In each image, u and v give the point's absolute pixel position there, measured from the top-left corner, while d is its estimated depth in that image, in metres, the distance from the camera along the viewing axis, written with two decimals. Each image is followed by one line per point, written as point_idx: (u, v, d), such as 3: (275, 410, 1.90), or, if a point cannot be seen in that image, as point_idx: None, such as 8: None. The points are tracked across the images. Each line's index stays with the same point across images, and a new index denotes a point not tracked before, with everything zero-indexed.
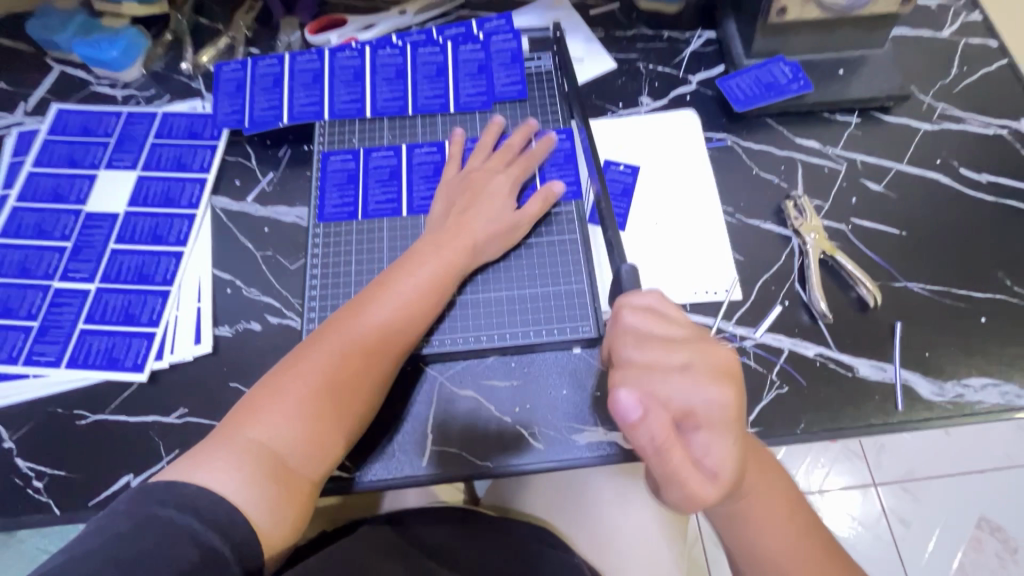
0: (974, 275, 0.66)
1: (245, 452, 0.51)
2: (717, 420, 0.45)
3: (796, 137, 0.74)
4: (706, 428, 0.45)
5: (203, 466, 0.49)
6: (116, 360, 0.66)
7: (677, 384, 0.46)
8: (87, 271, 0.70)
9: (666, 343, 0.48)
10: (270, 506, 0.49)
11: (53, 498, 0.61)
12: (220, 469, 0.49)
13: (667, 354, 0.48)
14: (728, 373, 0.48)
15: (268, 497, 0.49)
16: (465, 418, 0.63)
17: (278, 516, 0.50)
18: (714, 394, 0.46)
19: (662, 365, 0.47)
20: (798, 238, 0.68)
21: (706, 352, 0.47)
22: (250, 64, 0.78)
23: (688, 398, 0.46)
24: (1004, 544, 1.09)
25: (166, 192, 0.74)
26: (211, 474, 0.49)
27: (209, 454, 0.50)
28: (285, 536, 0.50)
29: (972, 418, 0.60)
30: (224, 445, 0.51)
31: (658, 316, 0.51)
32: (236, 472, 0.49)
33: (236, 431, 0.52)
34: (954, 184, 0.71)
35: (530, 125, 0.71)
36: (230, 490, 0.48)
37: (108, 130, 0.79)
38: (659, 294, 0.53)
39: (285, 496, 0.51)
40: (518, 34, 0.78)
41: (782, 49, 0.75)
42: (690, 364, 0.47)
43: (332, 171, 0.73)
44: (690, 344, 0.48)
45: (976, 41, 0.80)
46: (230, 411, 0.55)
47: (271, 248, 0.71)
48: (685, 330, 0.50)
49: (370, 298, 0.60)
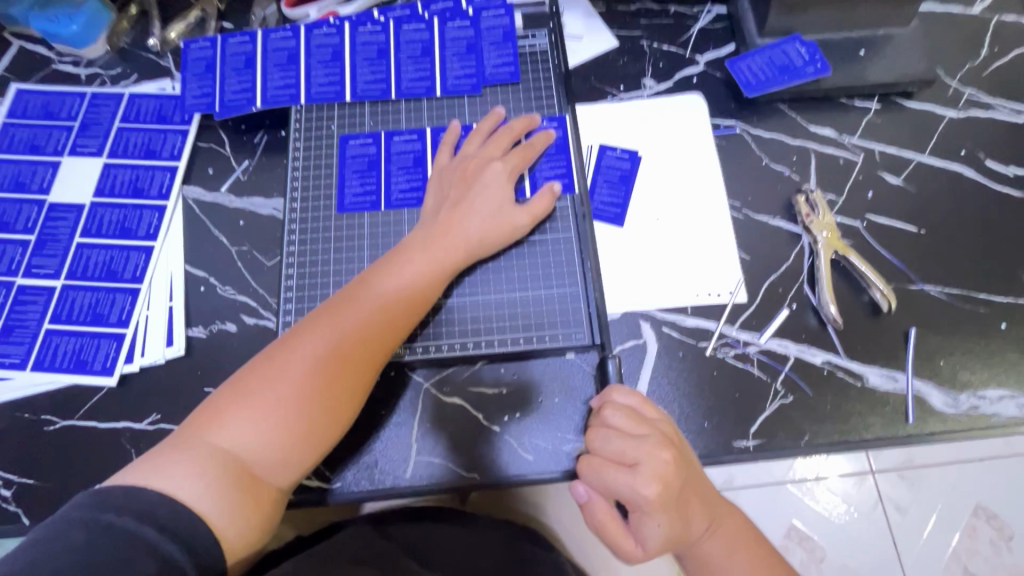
0: (996, 278, 0.62)
1: (209, 457, 0.47)
2: (650, 519, 0.49)
3: (810, 125, 0.69)
4: (642, 522, 0.50)
5: (166, 472, 0.46)
6: (84, 363, 0.62)
7: (619, 484, 0.49)
8: (52, 267, 0.66)
9: (623, 443, 0.50)
10: (234, 515, 0.47)
11: (22, 507, 0.58)
12: (182, 475, 0.46)
13: (621, 454, 0.50)
14: (673, 477, 0.49)
15: (230, 506, 0.46)
16: (450, 427, 0.60)
17: (243, 524, 0.47)
18: (653, 501, 0.48)
19: (614, 466, 0.50)
20: (809, 236, 0.64)
21: (657, 470, 0.49)
22: (221, 42, 0.72)
23: (627, 498, 0.49)
24: (999, 531, 0.96)
25: (134, 181, 0.70)
26: (173, 479, 0.46)
27: (172, 458, 0.47)
28: (247, 544, 0.48)
29: (987, 432, 0.57)
30: (188, 448, 0.48)
31: (629, 408, 0.52)
32: (199, 479, 0.46)
33: (201, 434, 0.49)
34: (978, 178, 0.66)
35: (529, 116, 0.66)
36: (194, 497, 0.45)
37: (72, 113, 0.73)
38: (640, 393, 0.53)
39: (251, 505, 0.48)
40: (511, 9, 0.72)
41: (797, 26, 0.69)
42: (640, 474, 0.49)
43: (351, 157, 0.68)
44: (645, 457, 0.49)
45: (1009, 18, 0.73)
46: (198, 409, 0.51)
47: (246, 243, 0.67)
48: (652, 436, 0.50)
49: (355, 296, 0.56)
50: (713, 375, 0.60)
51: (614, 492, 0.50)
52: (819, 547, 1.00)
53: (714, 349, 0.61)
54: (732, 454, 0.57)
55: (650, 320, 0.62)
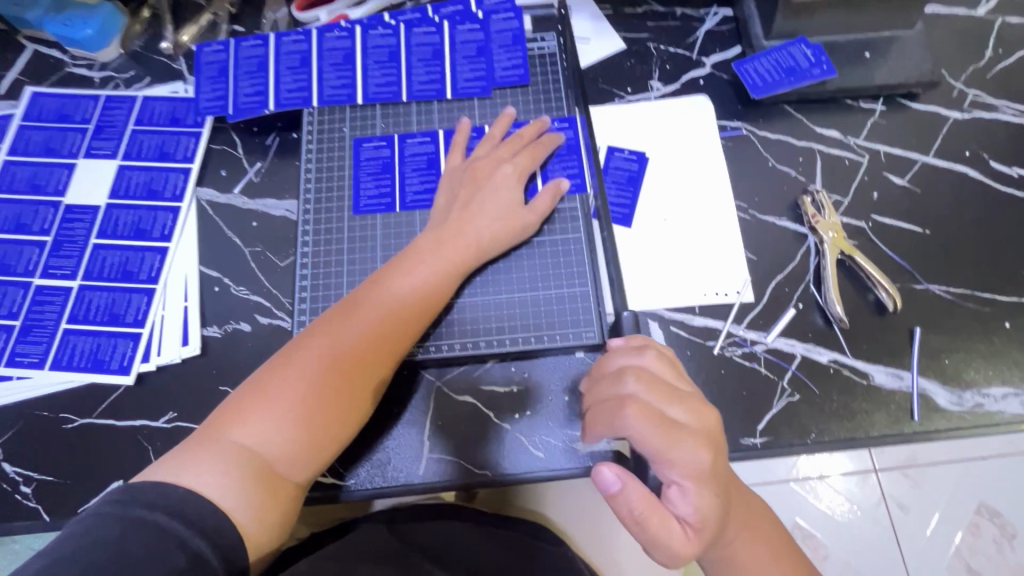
0: (1000, 277, 0.63)
1: (231, 454, 0.48)
2: (701, 482, 0.46)
3: (816, 126, 0.70)
4: (689, 490, 0.46)
5: (189, 470, 0.47)
6: (102, 362, 0.63)
7: (671, 441, 0.47)
8: (69, 267, 0.67)
9: (666, 396, 0.49)
10: (257, 512, 0.48)
11: (42, 504, 0.59)
12: (206, 472, 0.47)
13: (666, 408, 0.48)
14: (715, 435, 0.49)
15: (253, 502, 0.48)
16: (462, 424, 0.61)
17: (265, 521, 0.48)
18: (701, 458, 0.47)
19: (663, 419, 0.47)
20: (815, 236, 0.64)
21: (701, 423, 0.48)
22: (233, 45, 0.73)
23: (677, 459, 0.47)
24: (1002, 530, 0.96)
25: (149, 183, 0.71)
26: (198, 477, 0.47)
27: (195, 456, 0.48)
28: (269, 540, 0.49)
29: (992, 429, 0.58)
30: (210, 446, 0.49)
31: (667, 364, 0.52)
32: (222, 476, 0.47)
33: (223, 432, 0.50)
34: (982, 178, 0.67)
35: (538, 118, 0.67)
36: (218, 495, 0.46)
37: (86, 115, 0.74)
38: (670, 351, 0.54)
39: (273, 501, 0.49)
40: (520, 12, 0.72)
41: (803, 29, 0.70)
42: (687, 430, 0.47)
43: (365, 159, 0.69)
44: (690, 412, 0.48)
45: (1013, 20, 0.74)
46: (219, 408, 0.52)
47: (260, 244, 0.68)
48: (691, 394, 0.50)
49: (370, 296, 0.57)
50: (721, 373, 0.61)
51: (664, 451, 0.46)
52: (822, 546, 1.01)
53: (721, 348, 0.62)
54: (740, 451, 0.58)
55: (658, 319, 0.63)
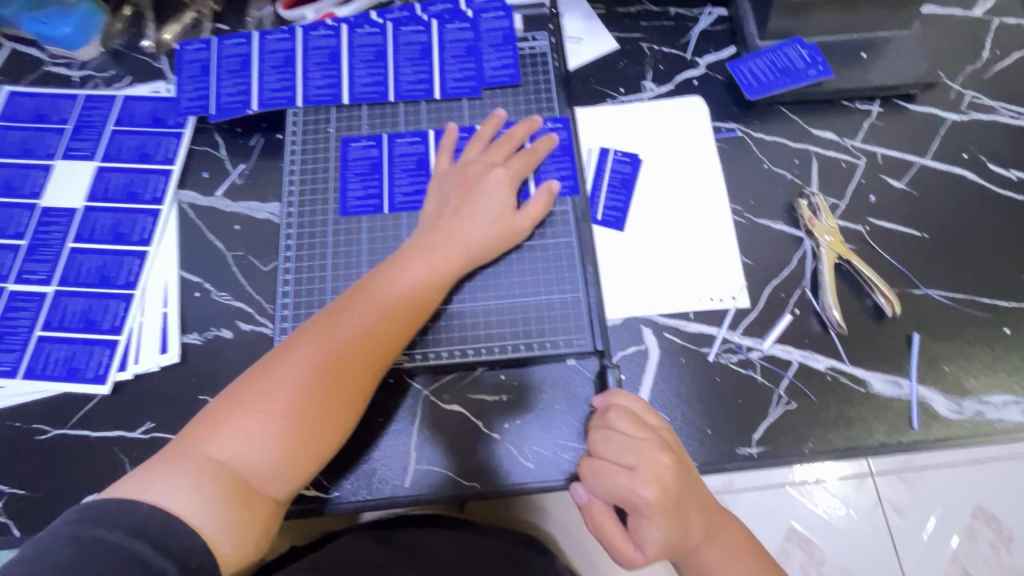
0: (999, 282, 0.62)
1: (204, 469, 0.46)
2: (654, 521, 0.50)
3: (812, 128, 0.69)
4: (638, 526, 0.51)
5: (160, 484, 0.45)
6: (77, 371, 0.61)
7: (619, 486, 0.51)
8: (44, 272, 0.65)
9: (621, 445, 0.52)
10: (229, 529, 0.46)
11: (12, 518, 0.57)
12: (177, 488, 0.45)
13: (617, 456, 0.52)
14: (670, 480, 0.51)
15: (226, 519, 0.46)
16: (449, 435, 0.59)
17: (239, 538, 0.46)
18: (652, 500, 0.50)
19: (613, 467, 0.51)
20: (811, 240, 0.63)
21: (656, 472, 0.50)
22: (216, 44, 0.71)
23: (629, 500, 0.51)
24: (999, 534, 0.94)
25: (128, 185, 0.69)
26: (168, 491, 0.45)
27: (167, 469, 0.46)
28: (243, 558, 0.46)
29: (992, 438, 0.57)
30: (183, 460, 0.47)
31: (632, 413, 0.53)
32: (194, 490, 0.45)
33: (197, 445, 0.48)
34: (980, 181, 0.66)
35: (531, 119, 0.65)
36: (189, 511, 0.44)
37: (64, 115, 0.72)
38: (642, 400, 0.55)
39: (247, 517, 0.47)
40: (510, 11, 0.71)
41: (798, 29, 0.69)
42: (639, 477, 0.50)
43: (353, 159, 0.67)
44: (644, 460, 0.51)
45: (1010, 20, 0.73)
46: (194, 419, 0.50)
47: (242, 248, 0.66)
48: (651, 441, 0.52)
49: (353, 304, 0.55)
50: (715, 381, 0.59)
51: (613, 494, 0.51)
52: (818, 549, 0.99)
53: (716, 355, 0.60)
54: (735, 462, 0.57)
55: (651, 325, 0.61)
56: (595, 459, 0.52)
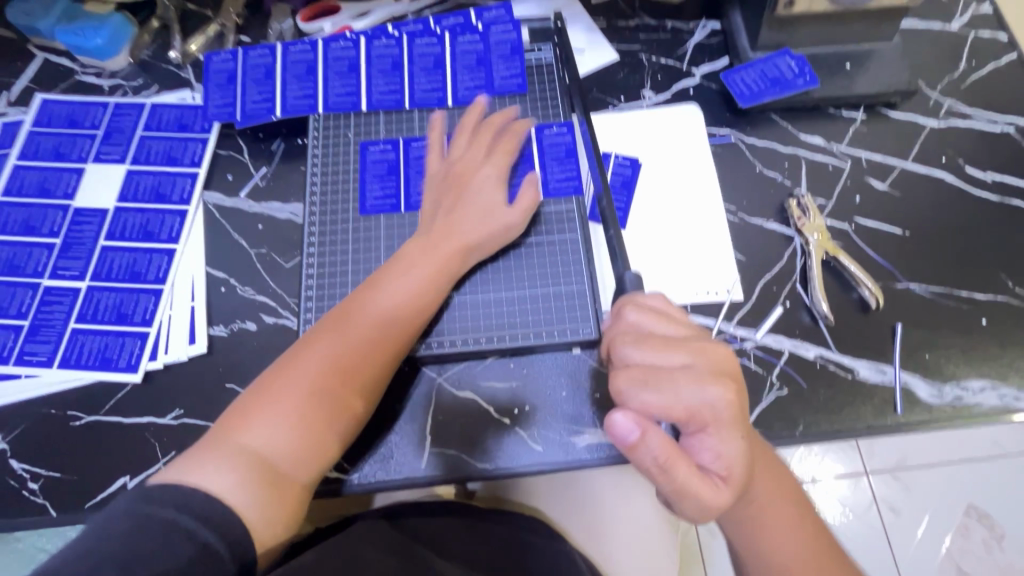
0: (977, 276, 0.66)
1: (236, 455, 0.50)
2: (720, 425, 0.47)
3: (800, 133, 0.73)
4: (709, 434, 0.47)
5: (196, 471, 0.48)
6: (110, 361, 0.65)
7: (680, 387, 0.47)
8: (77, 268, 0.69)
9: (662, 342, 0.50)
10: (264, 509, 0.49)
11: (49, 499, 0.60)
12: (213, 473, 0.48)
13: (664, 356, 0.49)
14: (727, 373, 0.49)
15: (259, 499, 0.49)
16: (463, 419, 0.62)
17: (273, 518, 0.50)
18: (716, 396, 0.47)
19: (663, 368, 0.48)
20: (801, 237, 0.67)
21: (709, 365, 0.48)
22: (242, 54, 0.76)
23: (690, 401, 0.47)
24: (991, 530, 0.99)
25: (157, 187, 0.73)
26: (205, 477, 0.48)
27: (201, 458, 0.50)
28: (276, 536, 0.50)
29: (972, 421, 0.60)
30: (216, 449, 0.50)
31: (655, 311, 0.53)
32: (228, 474, 0.49)
33: (228, 436, 0.51)
34: (959, 183, 0.70)
35: (507, 117, 0.69)
36: (226, 492, 0.48)
37: (96, 122, 0.76)
38: (660, 297, 0.55)
39: (279, 499, 0.50)
40: (518, 24, 0.76)
41: (787, 41, 0.73)
42: (693, 372, 0.48)
43: (371, 162, 0.71)
44: (694, 355, 0.49)
45: (985, 33, 0.78)
46: (222, 414, 0.54)
47: (265, 246, 0.70)
48: (690, 336, 0.51)
49: (361, 301, 0.59)
50: None
51: (675, 402, 0.47)
52: None
53: None
54: None
55: None
56: (639, 367, 0.49)
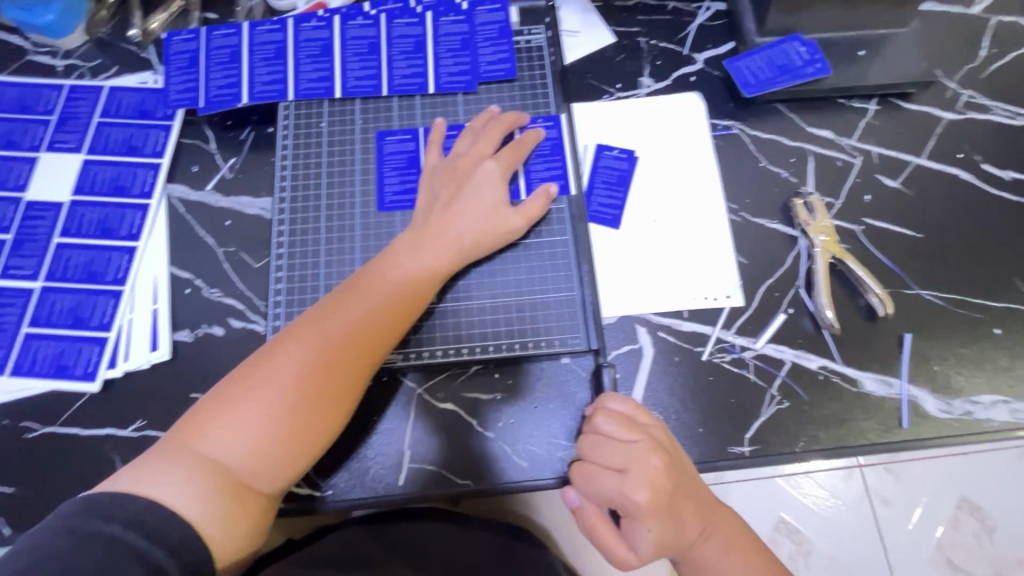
0: (992, 283, 0.62)
1: (199, 464, 0.46)
2: (642, 522, 0.51)
3: (808, 126, 0.68)
4: (632, 526, 0.51)
5: (152, 479, 0.45)
6: (66, 368, 0.60)
7: (609, 490, 0.51)
8: (30, 267, 0.64)
9: (611, 448, 0.52)
10: (223, 521, 0.46)
11: (1, 517, 0.57)
12: (171, 484, 0.45)
13: (609, 459, 0.52)
14: (662, 481, 0.51)
15: (219, 514, 0.45)
16: (444, 433, 0.59)
17: (233, 531, 0.46)
18: (641, 503, 0.50)
19: (601, 470, 0.52)
20: (806, 240, 0.63)
21: (645, 477, 0.50)
22: (205, 34, 0.70)
23: (619, 502, 0.51)
24: (982, 524, 0.96)
25: (115, 179, 0.67)
26: (159, 486, 0.45)
27: (160, 466, 0.46)
28: (235, 552, 0.46)
29: (980, 437, 0.57)
30: (174, 456, 0.46)
31: (619, 414, 0.53)
32: (187, 486, 0.45)
33: (189, 440, 0.47)
34: (975, 181, 0.66)
35: (518, 114, 0.64)
36: (183, 506, 0.44)
37: (49, 106, 0.70)
38: (631, 400, 0.55)
39: (240, 510, 0.47)
40: (506, 4, 0.70)
41: (796, 26, 0.68)
42: (629, 480, 0.51)
43: (389, 154, 0.66)
44: (634, 464, 0.51)
45: (1008, 19, 0.73)
46: (187, 414, 0.50)
47: (233, 243, 0.65)
48: (642, 442, 0.52)
49: (343, 301, 0.54)
50: (709, 380, 0.59)
51: (604, 497, 0.52)
52: (807, 540, 1.00)
53: (710, 355, 0.60)
54: (727, 460, 0.57)
55: (646, 324, 0.61)
56: (585, 462, 0.53)
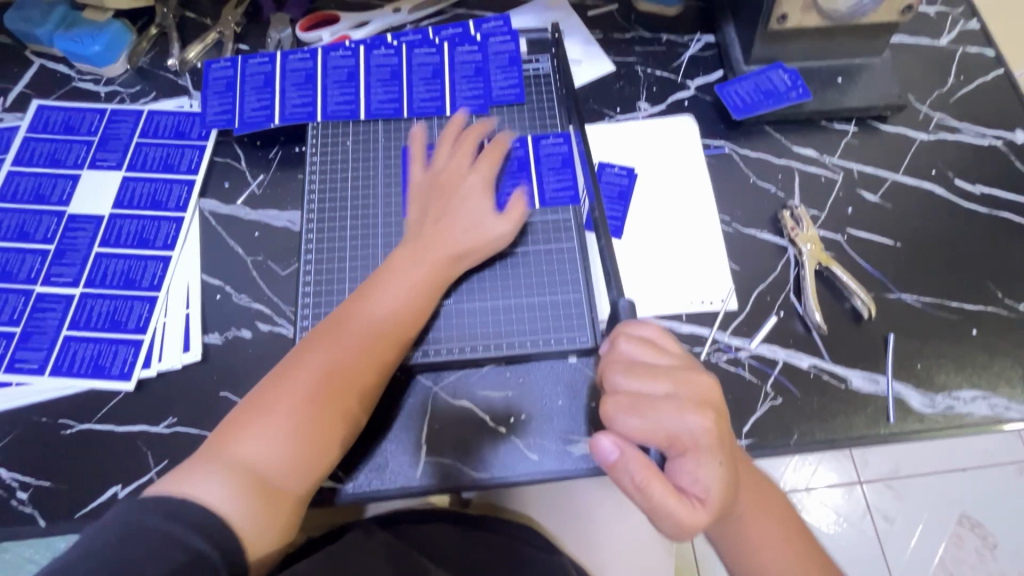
0: (968, 287, 0.67)
1: (230, 466, 0.50)
2: (701, 451, 0.47)
3: (793, 145, 0.74)
4: (691, 459, 0.47)
5: (188, 480, 0.48)
6: (102, 368, 0.64)
7: (661, 414, 0.47)
8: (71, 275, 0.68)
9: (650, 372, 0.50)
10: (256, 517, 0.49)
11: (37, 509, 0.60)
12: (206, 484, 0.48)
13: (651, 384, 0.49)
14: (710, 399, 0.49)
15: (252, 509, 0.49)
16: (459, 428, 0.62)
17: (265, 525, 0.49)
18: (699, 426, 0.47)
19: (648, 395, 0.49)
20: (794, 248, 0.68)
21: (695, 396, 0.49)
22: (242, 62, 0.76)
23: (675, 430, 0.47)
24: (983, 540, 1.03)
25: (152, 194, 0.73)
26: (196, 486, 0.48)
27: (194, 469, 0.49)
28: (267, 547, 0.49)
29: (963, 430, 0.61)
30: (206, 459, 0.50)
31: (648, 341, 0.53)
32: (220, 485, 0.48)
33: (220, 447, 0.51)
34: (948, 195, 0.71)
35: (485, 123, 0.70)
36: (217, 503, 0.48)
37: (92, 128, 0.76)
38: (653, 325, 0.54)
39: (271, 507, 0.50)
40: (516, 36, 0.77)
41: (780, 55, 0.75)
42: (679, 402, 0.48)
43: (414, 167, 0.72)
44: (681, 384, 0.49)
45: (973, 49, 0.79)
46: (217, 424, 0.54)
47: (261, 253, 0.70)
48: (676, 363, 0.51)
49: (352, 313, 0.58)
50: None
51: (658, 427, 0.47)
52: None
53: (708, 354, 0.64)
54: None
55: None
56: (625, 393, 0.49)
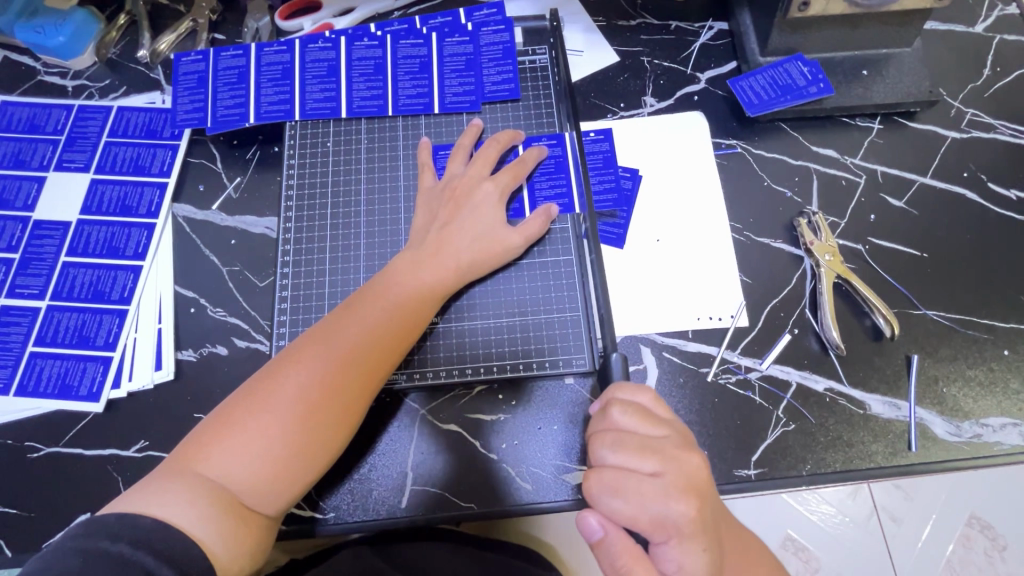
0: (1000, 304, 0.62)
1: (202, 484, 0.46)
2: (684, 539, 0.43)
3: (812, 145, 0.68)
4: (674, 547, 0.43)
5: (157, 499, 0.45)
6: (70, 388, 0.60)
7: (644, 499, 0.44)
8: (37, 286, 0.64)
9: (639, 446, 0.46)
10: (228, 539, 0.45)
11: (3, 538, 0.57)
12: (175, 504, 0.45)
13: (638, 461, 0.45)
14: (698, 482, 0.45)
15: (224, 531, 0.45)
16: (448, 455, 0.58)
17: (237, 548, 0.45)
18: (684, 512, 0.43)
19: (633, 474, 0.45)
20: (811, 259, 0.63)
21: (682, 478, 0.45)
22: (213, 55, 0.71)
23: (658, 515, 0.43)
24: (993, 542, 0.90)
25: (122, 198, 0.68)
26: (164, 506, 0.44)
27: (164, 486, 0.46)
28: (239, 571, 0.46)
29: (990, 461, 0.57)
30: (177, 476, 0.46)
31: (640, 408, 0.48)
32: (190, 505, 0.45)
33: (192, 462, 0.47)
34: (981, 201, 0.66)
35: (515, 131, 0.65)
36: (187, 524, 0.44)
37: (58, 126, 0.71)
38: (648, 391, 0.49)
39: (244, 528, 0.46)
40: (511, 24, 0.71)
41: (800, 45, 0.68)
42: (665, 484, 0.44)
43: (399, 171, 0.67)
44: (669, 463, 0.45)
45: (1011, 37, 0.73)
46: (191, 435, 0.50)
47: (238, 263, 0.66)
48: (669, 438, 0.47)
49: (344, 321, 0.54)
50: (714, 402, 0.59)
51: (642, 512, 0.44)
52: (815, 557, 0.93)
53: (715, 375, 0.60)
54: (732, 484, 0.56)
55: (650, 344, 0.61)
56: (610, 468, 0.45)
